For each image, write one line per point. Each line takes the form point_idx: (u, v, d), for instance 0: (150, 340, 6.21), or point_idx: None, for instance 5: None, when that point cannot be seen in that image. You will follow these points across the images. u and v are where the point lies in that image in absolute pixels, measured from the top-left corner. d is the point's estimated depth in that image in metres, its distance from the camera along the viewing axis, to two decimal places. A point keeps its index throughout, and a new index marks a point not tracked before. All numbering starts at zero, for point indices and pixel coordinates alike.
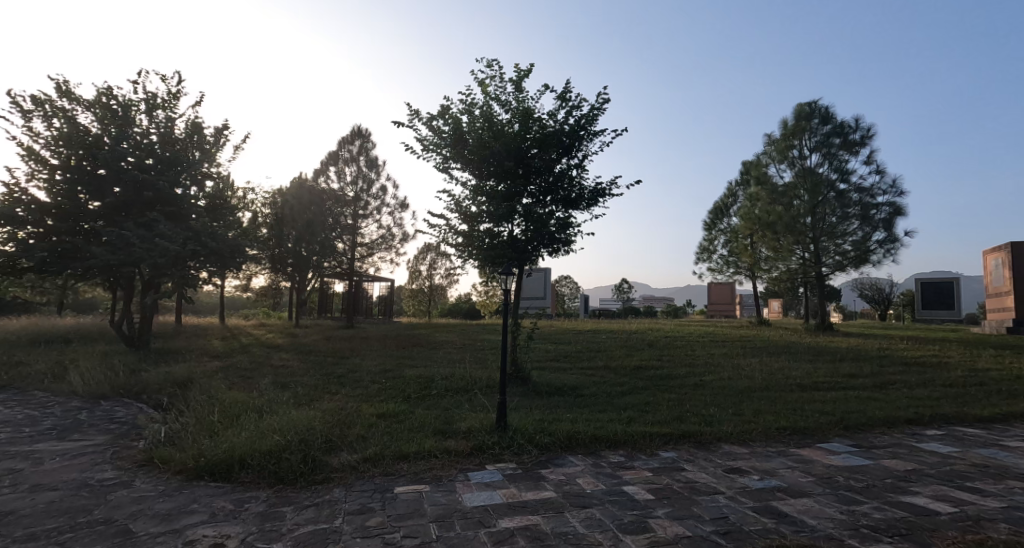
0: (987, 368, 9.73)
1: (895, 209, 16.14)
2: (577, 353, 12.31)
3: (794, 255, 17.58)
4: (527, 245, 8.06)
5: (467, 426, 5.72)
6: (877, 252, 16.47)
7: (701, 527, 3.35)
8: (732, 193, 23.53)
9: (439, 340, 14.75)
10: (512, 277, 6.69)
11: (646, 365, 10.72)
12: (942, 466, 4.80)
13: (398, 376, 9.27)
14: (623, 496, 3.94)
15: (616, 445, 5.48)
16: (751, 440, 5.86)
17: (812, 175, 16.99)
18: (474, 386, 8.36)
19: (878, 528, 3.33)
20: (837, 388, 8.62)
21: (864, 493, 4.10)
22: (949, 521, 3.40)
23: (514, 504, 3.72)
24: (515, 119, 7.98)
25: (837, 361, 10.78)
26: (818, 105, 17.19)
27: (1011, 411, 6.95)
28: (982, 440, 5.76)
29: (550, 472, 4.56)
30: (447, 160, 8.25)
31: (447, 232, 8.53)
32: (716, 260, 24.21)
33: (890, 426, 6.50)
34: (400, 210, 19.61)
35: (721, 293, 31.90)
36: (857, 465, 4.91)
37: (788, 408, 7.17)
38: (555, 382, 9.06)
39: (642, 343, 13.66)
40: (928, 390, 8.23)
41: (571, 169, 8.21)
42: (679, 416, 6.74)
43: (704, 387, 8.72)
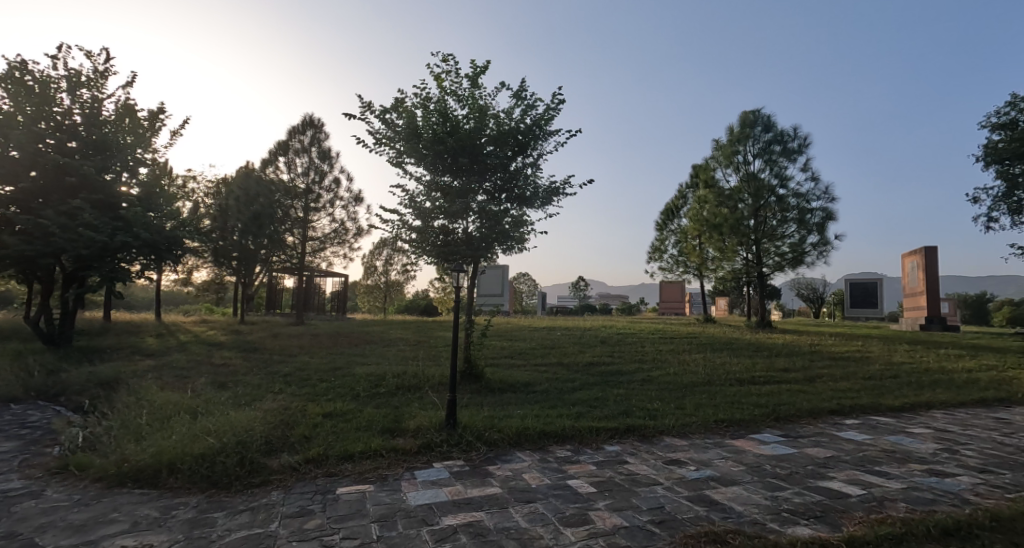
0: (902, 361, 10.64)
1: (828, 214, 17.32)
2: (532, 350, 12.44)
3: (738, 256, 18.53)
4: (481, 242, 8.02)
5: (416, 424, 5.67)
6: (812, 254, 17.62)
7: (637, 517, 3.50)
8: (682, 195, 24.45)
9: (393, 337, 14.48)
10: (463, 274, 6.63)
11: (598, 361, 10.98)
12: (857, 453, 5.23)
13: (349, 374, 9.07)
14: (567, 490, 4.05)
15: (562, 440, 5.61)
16: (690, 433, 6.14)
17: (755, 180, 17.93)
18: (426, 383, 8.30)
19: (797, 512, 3.61)
20: (772, 381, 9.19)
21: (788, 480, 4.41)
22: (858, 503, 3.72)
23: (458, 501, 3.74)
24: (470, 116, 7.93)
25: (772, 356, 11.50)
26: (760, 114, 18.17)
27: (918, 401, 7.65)
28: (892, 427, 6.33)
29: (497, 468, 4.62)
30: (401, 154, 8.12)
31: (400, 228, 8.39)
32: (667, 259, 25.14)
33: (815, 416, 7.01)
34: (354, 204, 19.06)
35: (671, 291, 33.15)
36: (783, 454, 5.27)
37: (726, 402, 7.57)
38: (509, 378, 9.13)
39: (594, 340, 14.01)
40: (851, 383, 8.92)
41: (526, 168, 8.27)
42: (624, 410, 6.98)
43: (651, 382, 9.05)
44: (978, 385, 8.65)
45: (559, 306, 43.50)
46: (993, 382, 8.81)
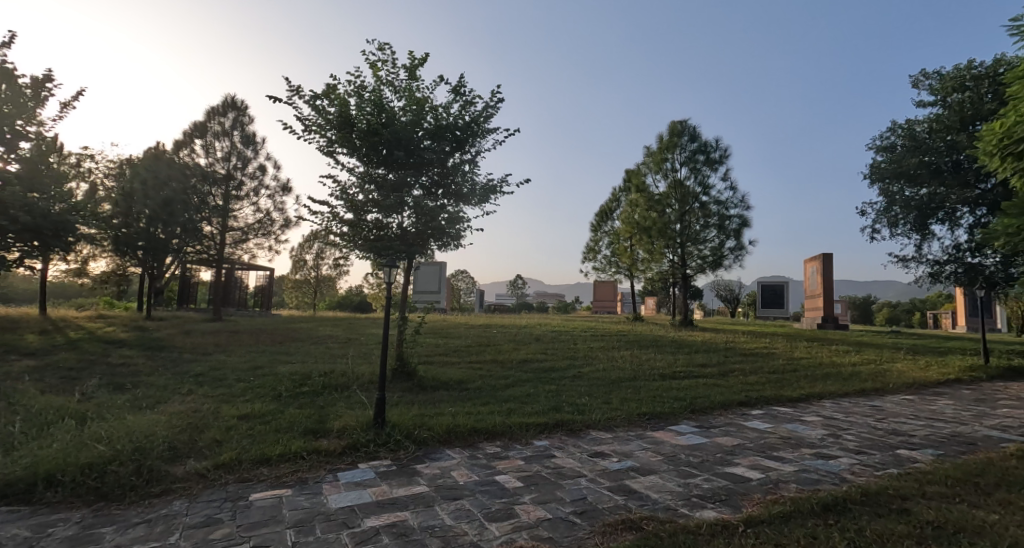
0: (801, 356, 11.80)
1: (743, 221, 18.75)
2: (467, 347, 12.42)
3: (665, 258, 19.56)
4: (416, 238, 7.86)
5: (342, 424, 5.47)
6: (729, 258, 19.01)
7: (561, 509, 3.61)
8: (615, 198, 25.45)
9: (322, 334, 13.86)
10: (395, 270, 6.42)
11: (531, 359, 11.18)
12: (760, 440, 5.73)
13: (270, 374, 8.57)
14: (494, 486, 4.09)
15: (493, 436, 5.65)
16: (615, 426, 6.42)
17: (681, 187, 19.03)
18: (354, 382, 8.03)
19: (705, 496, 3.89)
20: (691, 376, 9.83)
21: (699, 468, 4.74)
22: (757, 486, 4.07)
23: (382, 502, 3.66)
24: (407, 108, 7.74)
25: (692, 353, 12.28)
26: (687, 125, 19.31)
27: (814, 392, 8.52)
28: (790, 416, 7.00)
29: (425, 467, 4.56)
30: (332, 143, 7.78)
31: (331, 221, 8.05)
32: (600, 260, 26.09)
33: (727, 408, 7.59)
34: (281, 193, 18.00)
35: (604, 291, 34.39)
36: (696, 443, 5.66)
37: (650, 396, 7.99)
38: (442, 376, 9.06)
39: (530, 337, 14.24)
40: (759, 377, 9.76)
41: (463, 165, 8.19)
42: (554, 406, 7.15)
43: (582, 378, 9.36)
44: (861, 377, 9.78)
45: (497, 306, 38.76)
46: (873, 374, 10.01)
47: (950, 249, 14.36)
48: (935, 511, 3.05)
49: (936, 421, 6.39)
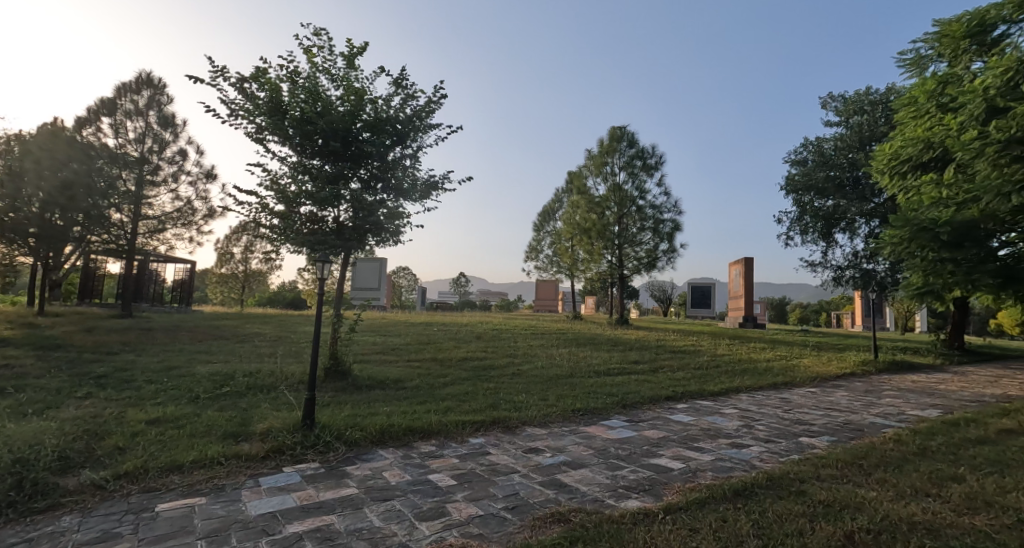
0: (723, 353, 12.64)
1: (676, 225, 19.73)
2: (405, 346, 12.16)
3: (604, 259, 20.20)
4: (352, 234, 7.58)
5: (266, 426, 5.19)
6: (663, 260, 19.95)
7: (493, 505, 3.65)
8: (558, 199, 25.99)
9: (249, 332, 13.07)
10: (330, 266, 6.12)
11: (471, 357, 11.13)
12: (683, 432, 6.08)
13: (188, 374, 7.96)
14: (427, 485, 4.05)
15: (428, 435, 5.58)
16: (549, 422, 6.56)
17: (620, 191, 19.74)
18: (282, 382, 7.64)
19: (631, 487, 4.08)
20: (624, 372, 10.24)
21: (627, 460, 4.95)
22: (678, 476, 4.32)
23: (308, 506, 3.52)
24: (344, 98, 7.44)
25: (626, 350, 12.80)
26: (626, 131, 20.05)
27: (732, 386, 9.16)
28: (710, 409, 7.49)
29: (356, 468, 4.43)
30: (261, 130, 7.33)
31: (259, 212, 7.59)
32: (542, 259, 26.54)
33: (655, 402, 7.98)
34: (205, 180, 16.73)
35: (545, 290, 34.99)
36: (625, 437, 5.91)
37: (585, 392, 8.23)
38: (377, 375, 8.82)
39: (471, 335, 14.21)
40: (685, 372, 10.34)
41: (403, 159, 8.01)
42: (491, 404, 7.18)
43: (520, 376, 9.45)
44: (773, 372, 10.64)
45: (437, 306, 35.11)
46: (784, 369, 10.93)
47: (850, 256, 15.94)
48: (828, 492, 3.39)
49: (833, 411, 7.09)
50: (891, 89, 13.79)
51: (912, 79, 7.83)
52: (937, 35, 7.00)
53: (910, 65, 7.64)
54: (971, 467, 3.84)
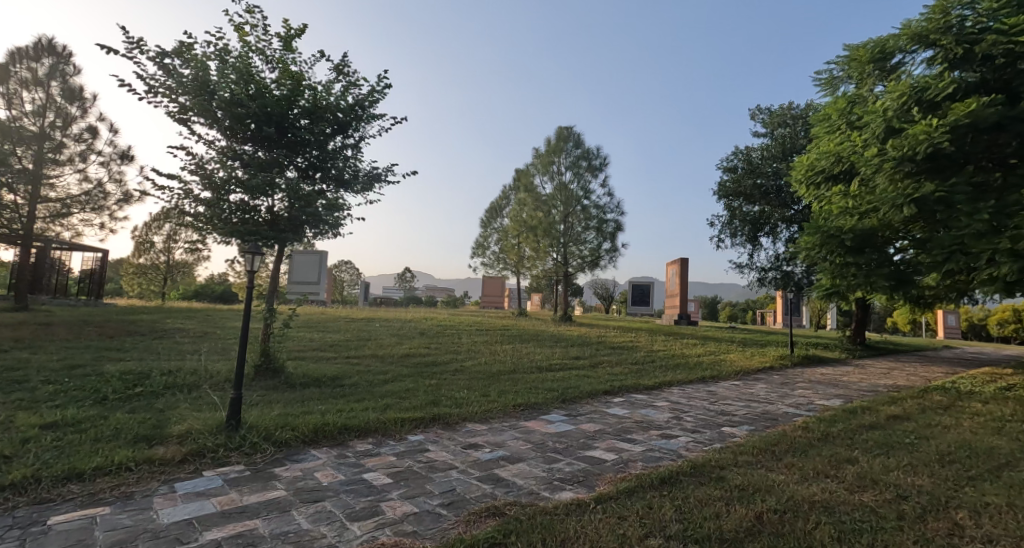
0: (658, 349, 13.27)
1: (618, 225, 20.37)
2: (345, 342, 11.78)
3: (550, 257, 20.51)
4: (287, 225, 7.22)
5: (185, 428, 4.86)
6: (605, 258, 20.53)
7: (429, 502, 3.62)
8: (505, 196, 26.14)
9: (169, 328, 12.13)
10: (261, 258, 5.77)
11: (413, 353, 10.96)
12: (617, 425, 6.32)
13: (95, 373, 7.27)
14: (361, 484, 3.94)
15: (365, 433, 5.43)
16: (490, 418, 6.59)
17: (565, 190, 20.14)
18: (206, 381, 7.16)
19: (566, 479, 4.19)
20: (565, 368, 10.48)
21: (563, 453, 5.07)
22: (610, 467, 4.48)
23: (228, 511, 3.33)
24: (280, 81, 7.03)
25: (568, 346, 13.11)
26: (572, 131, 20.47)
27: (665, 380, 9.62)
28: (644, 402, 7.84)
29: (285, 469, 4.24)
30: (185, 110, 6.81)
31: (182, 198, 7.06)
32: (489, 256, 26.57)
33: (593, 396, 8.23)
34: (119, 161, 15.27)
35: (491, 287, 34.99)
36: (563, 431, 6.06)
37: (526, 388, 8.35)
38: (314, 372, 8.48)
39: (414, 332, 13.98)
40: (623, 367, 10.74)
41: (344, 149, 7.71)
42: (433, 400, 7.12)
43: (463, 372, 9.43)
44: (703, 366, 11.29)
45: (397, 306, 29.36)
46: (712, 363, 11.64)
47: (772, 259, 17.20)
48: (743, 477, 3.66)
49: (753, 402, 7.64)
50: (809, 105, 14.98)
51: (826, 97, 8.55)
52: (847, 59, 7.69)
53: (824, 85, 8.33)
54: (865, 450, 4.27)
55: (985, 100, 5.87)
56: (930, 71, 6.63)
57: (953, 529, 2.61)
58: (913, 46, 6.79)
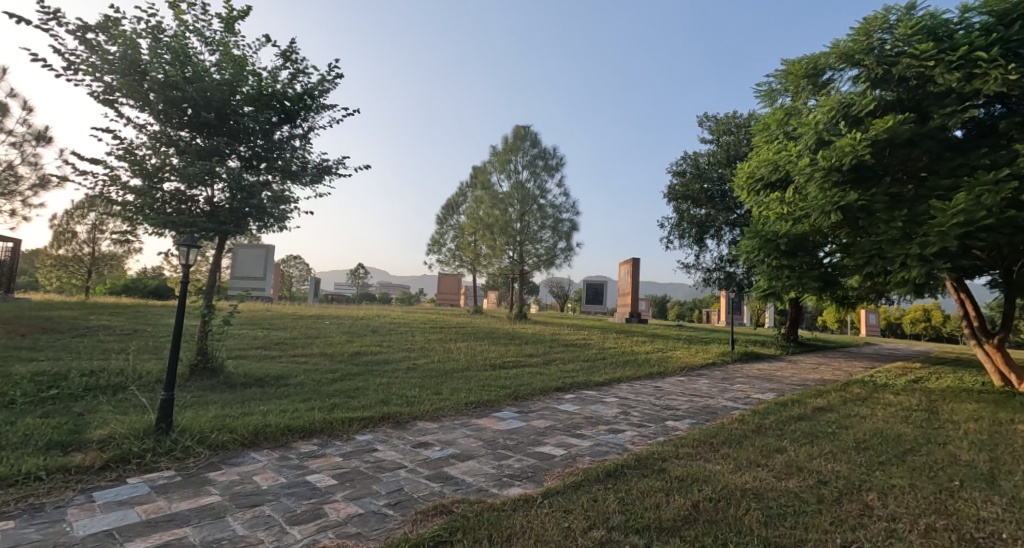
0: (609, 347, 13.63)
1: (574, 225, 20.71)
2: (291, 340, 11.33)
3: (506, 255, 20.51)
4: (228, 216, 6.83)
5: (109, 433, 4.52)
6: (560, 257, 20.79)
7: (375, 502, 3.55)
8: (462, 193, 26.01)
9: (94, 325, 11.22)
10: (198, 251, 5.42)
11: (363, 351, 10.70)
12: (567, 421, 6.44)
13: (3, 375, 6.60)
14: (304, 487, 3.81)
15: (309, 434, 5.25)
16: (441, 416, 6.54)
17: (522, 189, 20.26)
18: (133, 382, 6.67)
19: (515, 475, 4.23)
20: (518, 365, 10.57)
21: (513, 449, 5.12)
22: (558, 462, 4.57)
23: (155, 520, 3.13)
24: (220, 64, 6.63)
25: (522, 344, 13.21)
26: (530, 130, 20.62)
27: (615, 377, 9.87)
28: (594, 398, 8.03)
29: (221, 473, 4.03)
30: (111, 90, 6.31)
31: (108, 185, 6.54)
32: (444, 253, 26.29)
33: (545, 393, 8.34)
34: (35, 143, 13.97)
35: (447, 285, 34.65)
36: (514, 427, 6.12)
37: (479, 385, 8.35)
38: (256, 371, 8.10)
39: (366, 329, 13.65)
40: (574, 365, 10.94)
41: (292, 139, 7.40)
42: (383, 399, 6.97)
43: (415, 370, 9.30)
44: (651, 363, 11.68)
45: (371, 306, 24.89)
46: (659, 360, 12.07)
47: (717, 260, 18.06)
48: (683, 468, 3.82)
49: (695, 396, 8.00)
50: (751, 115, 15.80)
51: (766, 108, 9.04)
52: (784, 73, 8.15)
53: (764, 96, 8.81)
54: (793, 440, 4.57)
55: (902, 118, 6.39)
56: (855, 88, 7.14)
57: (864, 510, 2.85)
58: (841, 64, 7.29)
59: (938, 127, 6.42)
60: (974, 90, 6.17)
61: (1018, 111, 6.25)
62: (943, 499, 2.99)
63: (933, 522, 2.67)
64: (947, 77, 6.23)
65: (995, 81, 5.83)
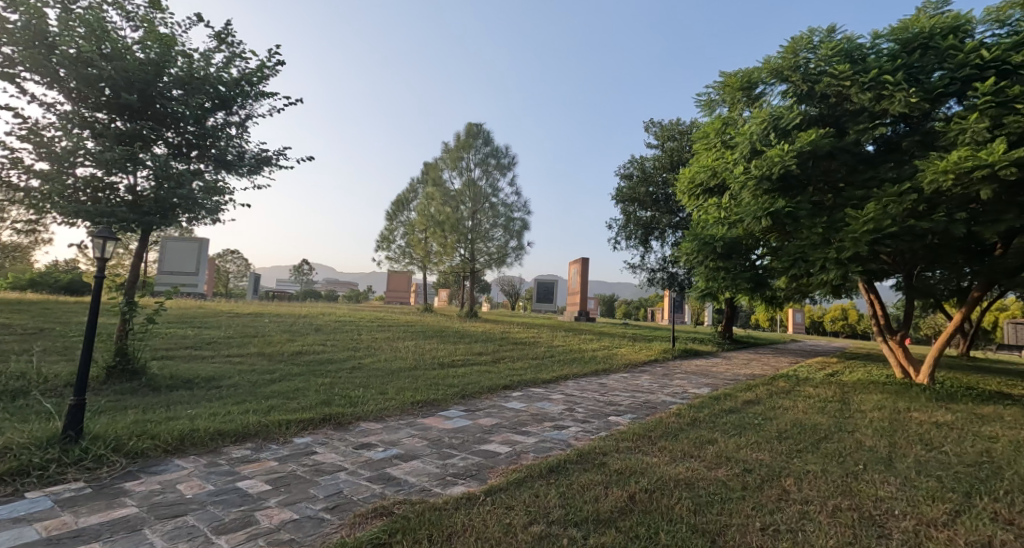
0: (558, 344, 13.86)
1: (525, 224, 20.85)
2: (225, 339, 10.69)
3: (457, 253, 20.31)
4: (153, 206, 6.34)
5: (7, 443, 4.09)
6: (512, 257, 20.84)
7: (311, 507, 3.43)
8: (412, 189, 25.58)
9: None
10: (115, 244, 4.98)
11: (306, 350, 10.28)
12: (514, 418, 6.50)
13: None
14: (233, 494, 3.62)
15: (242, 438, 4.98)
16: (386, 415, 6.41)
17: (474, 187, 20.20)
18: (39, 387, 6.06)
19: (459, 474, 4.21)
20: (467, 363, 10.53)
21: (458, 448, 5.10)
22: (503, 459, 4.60)
23: (60, 536, 2.87)
24: (145, 42, 6.15)
25: (471, 342, 13.17)
26: (482, 129, 20.59)
27: (562, 374, 10.06)
28: (541, 396, 8.14)
29: (139, 483, 3.75)
30: (13, 63, 5.68)
31: (8, 168, 5.89)
32: (394, 250, 25.76)
33: (493, 391, 8.36)
34: None
35: (397, 282, 34.01)
36: (460, 426, 6.10)
37: (426, 384, 8.25)
38: (184, 373, 7.58)
39: (308, 328, 13.11)
40: (523, 363, 11.04)
41: (227, 127, 6.99)
42: (324, 400, 6.73)
43: (360, 370, 9.04)
44: (596, 360, 11.99)
45: (329, 306, 22.23)
46: (605, 357, 12.41)
47: (660, 261, 18.81)
48: (622, 461, 3.96)
49: (637, 392, 8.30)
50: (693, 123, 16.55)
51: (706, 117, 9.48)
52: (722, 85, 8.59)
53: (704, 106, 9.24)
54: (723, 432, 4.85)
55: (822, 132, 6.92)
56: (784, 102, 7.65)
57: (782, 494, 3.07)
58: (772, 79, 7.79)
59: (853, 142, 7.00)
60: (882, 109, 6.78)
61: (918, 131, 6.92)
62: (849, 482, 3.27)
63: (839, 503, 2.92)
64: (861, 96, 6.81)
65: (900, 103, 6.43)
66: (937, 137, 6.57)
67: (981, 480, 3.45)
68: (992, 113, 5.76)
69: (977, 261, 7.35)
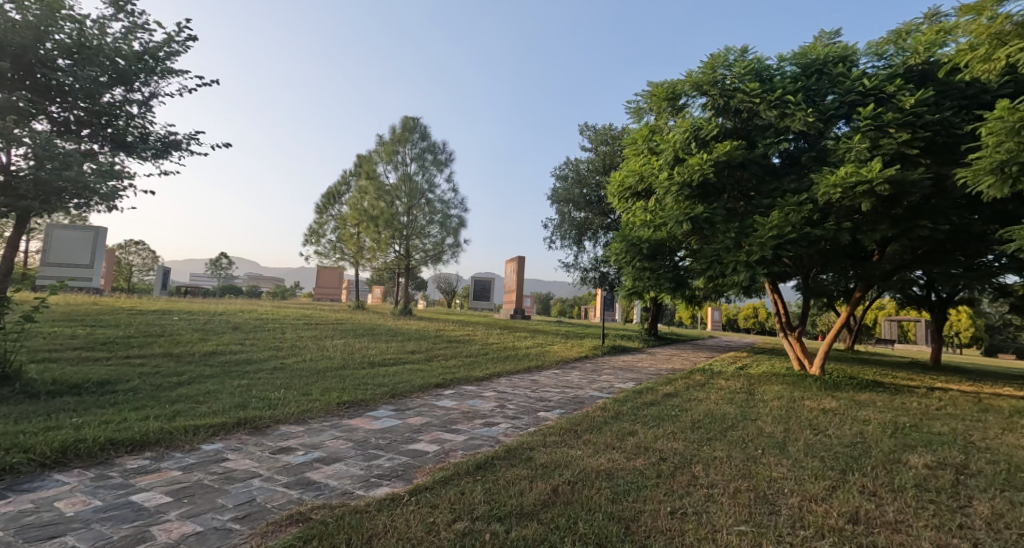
0: (493, 342, 13.90)
1: (461, 221, 20.69)
2: (125, 338, 9.67)
3: (391, 249, 19.78)
4: (32, 189, 5.56)
5: None
6: (448, 253, 20.61)
7: (217, 518, 3.19)
8: (345, 182, 24.52)
9: None
10: None
11: (220, 350, 9.54)
12: (444, 416, 6.44)
13: None
14: (125, 509, 3.28)
15: (140, 446, 4.54)
16: (308, 418, 6.10)
17: (410, 181, 19.73)
18: None
19: (384, 475, 4.10)
20: (398, 362, 10.27)
21: (385, 449, 4.96)
22: (431, 458, 4.54)
23: None
24: (21, 2, 5.36)
25: (405, 340, 12.88)
26: (418, 123, 20.13)
27: (495, 371, 10.09)
28: (473, 393, 8.14)
29: (6, 503, 3.29)
30: None
31: None
32: (324, 245, 24.60)
33: (424, 390, 8.22)
34: None
35: (327, 278, 32.55)
36: (389, 426, 5.94)
37: (354, 384, 7.94)
38: (72, 376, 6.78)
39: (225, 326, 12.17)
40: (457, 360, 10.97)
41: (126, 105, 6.32)
42: (240, 403, 6.28)
43: (282, 370, 8.52)
44: (529, 357, 12.17)
45: (256, 306, 18.44)
46: (538, 354, 12.63)
47: (593, 260, 19.46)
48: (549, 456, 4.05)
49: (567, 388, 8.53)
50: (625, 129, 17.21)
51: (635, 124, 9.90)
52: (649, 94, 8.99)
53: (633, 113, 9.65)
54: (644, 424, 5.09)
55: (735, 144, 7.46)
56: (703, 114, 8.17)
57: (692, 480, 3.28)
58: (693, 92, 8.29)
59: (761, 154, 7.62)
60: (786, 126, 7.44)
61: (815, 147, 7.66)
62: (749, 465, 3.57)
63: (739, 485, 3.18)
64: (768, 113, 7.43)
65: (800, 121, 7.10)
66: (829, 153, 7.30)
67: (857, 458, 3.90)
68: (872, 135, 6.51)
69: (860, 265, 8.27)
